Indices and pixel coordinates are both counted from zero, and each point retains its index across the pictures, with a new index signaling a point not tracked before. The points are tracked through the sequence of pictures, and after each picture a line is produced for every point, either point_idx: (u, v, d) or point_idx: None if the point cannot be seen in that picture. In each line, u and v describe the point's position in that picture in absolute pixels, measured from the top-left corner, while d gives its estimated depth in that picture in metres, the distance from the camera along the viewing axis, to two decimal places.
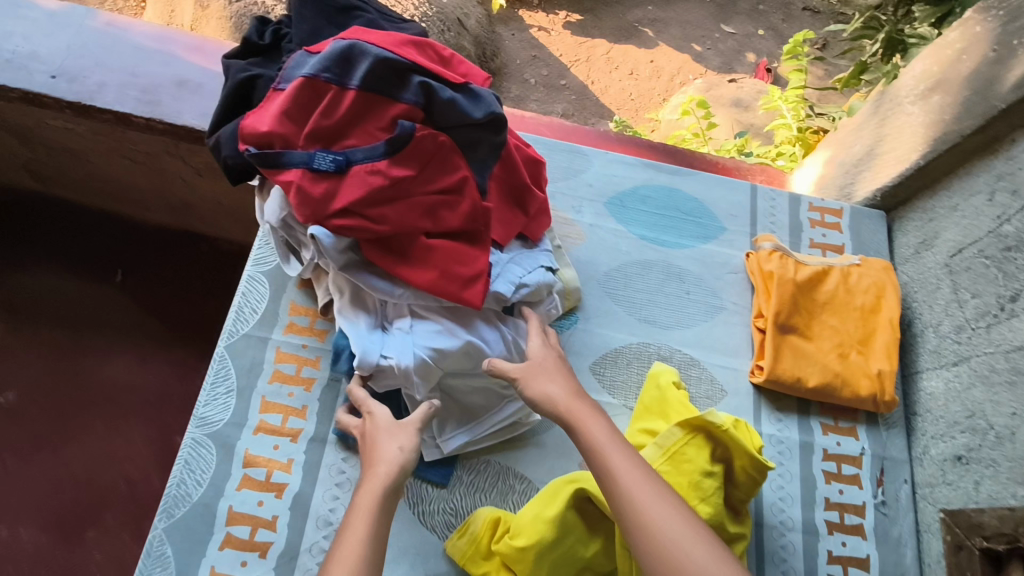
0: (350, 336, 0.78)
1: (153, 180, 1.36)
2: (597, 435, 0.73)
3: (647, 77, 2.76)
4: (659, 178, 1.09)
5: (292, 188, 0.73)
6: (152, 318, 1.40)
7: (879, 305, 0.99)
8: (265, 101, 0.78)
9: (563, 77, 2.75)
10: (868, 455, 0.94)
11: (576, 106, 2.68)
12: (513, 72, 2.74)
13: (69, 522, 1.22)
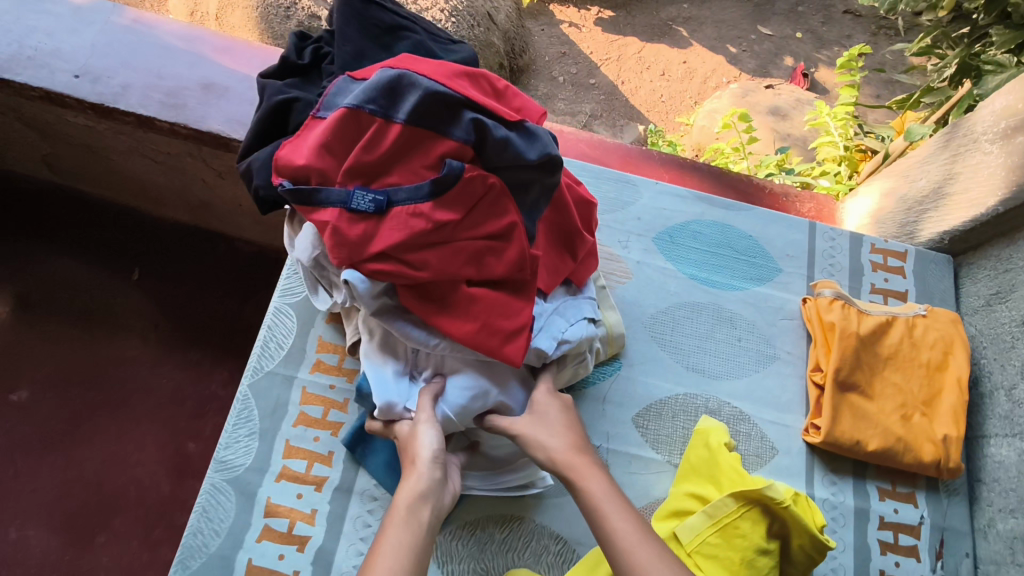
0: (373, 383, 0.74)
1: (172, 179, 1.29)
2: (600, 500, 0.67)
3: (680, 78, 2.67)
4: (712, 213, 1.02)
5: (327, 229, 0.67)
6: (167, 319, 1.34)
7: (946, 362, 0.92)
8: (305, 129, 0.72)
9: (593, 75, 2.67)
10: (927, 525, 0.87)
11: (605, 106, 2.60)
12: (541, 69, 2.65)
13: (79, 523, 1.17)
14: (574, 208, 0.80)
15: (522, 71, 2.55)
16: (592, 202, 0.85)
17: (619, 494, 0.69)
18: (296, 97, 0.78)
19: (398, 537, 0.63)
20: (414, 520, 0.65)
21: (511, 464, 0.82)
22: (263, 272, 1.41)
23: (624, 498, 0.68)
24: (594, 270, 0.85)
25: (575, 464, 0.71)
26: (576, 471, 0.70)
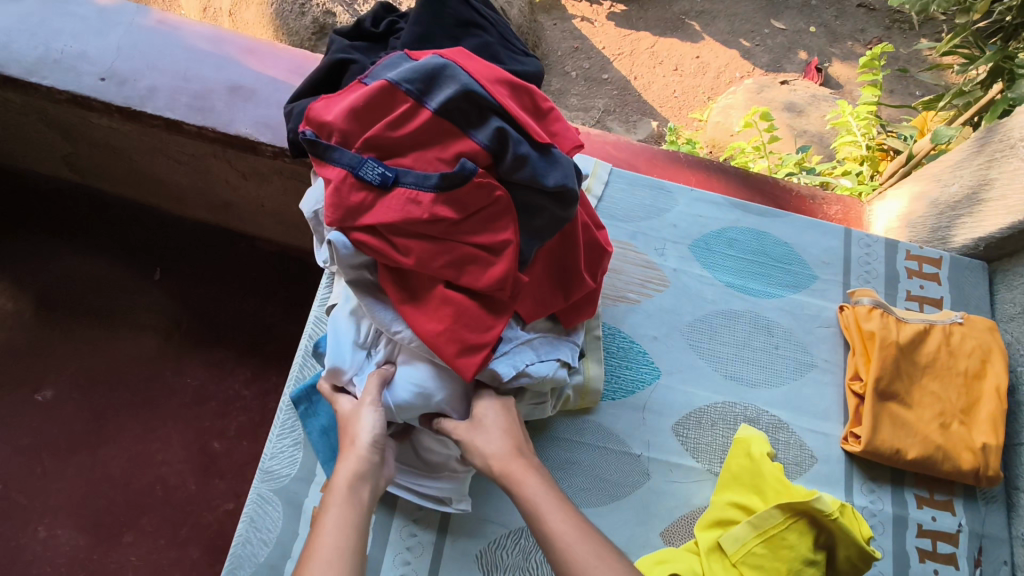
0: (329, 343, 0.76)
1: (196, 180, 1.29)
2: (535, 500, 0.68)
3: (693, 73, 2.65)
4: (747, 219, 1.02)
5: (330, 186, 0.70)
6: (191, 320, 1.34)
7: (984, 370, 0.92)
8: (347, 89, 0.73)
9: (605, 70, 2.66)
10: (964, 532, 0.88)
11: (618, 101, 2.59)
12: (553, 64, 2.64)
13: (105, 524, 1.18)
14: (583, 250, 0.79)
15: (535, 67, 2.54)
16: (607, 250, 0.82)
17: (557, 494, 0.69)
18: (355, 60, 0.78)
19: (335, 522, 0.63)
20: (351, 505, 0.65)
21: (440, 472, 0.81)
22: (286, 272, 1.40)
23: (559, 497, 0.69)
24: (588, 317, 0.83)
25: (512, 466, 0.71)
26: (513, 474, 0.70)
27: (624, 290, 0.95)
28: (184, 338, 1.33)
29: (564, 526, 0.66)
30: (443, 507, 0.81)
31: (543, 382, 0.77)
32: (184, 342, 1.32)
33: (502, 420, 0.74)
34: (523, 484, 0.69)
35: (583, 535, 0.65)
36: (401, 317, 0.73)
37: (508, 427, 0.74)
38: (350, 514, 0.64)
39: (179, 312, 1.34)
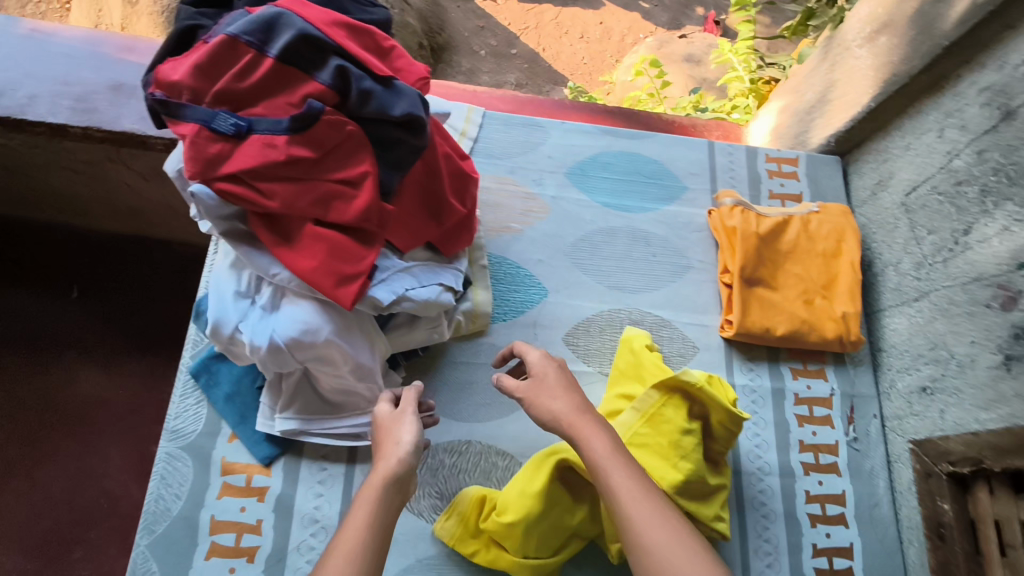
0: (212, 299, 0.76)
1: (98, 188, 1.22)
2: (600, 458, 0.67)
3: (598, 40, 2.70)
4: (618, 143, 1.07)
5: (186, 142, 0.71)
6: (115, 332, 1.25)
7: (840, 250, 1.01)
8: (192, 50, 0.74)
9: (513, 45, 2.65)
10: (837, 395, 0.97)
11: (527, 75, 2.62)
12: (462, 43, 2.58)
13: (51, 547, 1.10)
14: (447, 178, 0.82)
15: (442, 49, 2.54)
16: (473, 175, 0.86)
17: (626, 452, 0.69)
18: (204, 25, 0.79)
19: (371, 511, 0.64)
20: (390, 495, 0.66)
21: (346, 411, 0.84)
22: (202, 269, 1.41)
23: (628, 455, 0.68)
24: (467, 244, 0.88)
25: (579, 426, 0.70)
26: (581, 432, 0.70)
27: (507, 221, 1.00)
28: (109, 350, 1.25)
29: (629, 485, 0.65)
30: (358, 442, 0.84)
31: (427, 306, 0.82)
32: (107, 351, 1.25)
33: (556, 375, 0.77)
34: (590, 442, 0.69)
35: (645, 492, 0.65)
36: (278, 260, 0.75)
37: (570, 386, 0.75)
38: (384, 506, 0.65)
39: (98, 326, 1.25)
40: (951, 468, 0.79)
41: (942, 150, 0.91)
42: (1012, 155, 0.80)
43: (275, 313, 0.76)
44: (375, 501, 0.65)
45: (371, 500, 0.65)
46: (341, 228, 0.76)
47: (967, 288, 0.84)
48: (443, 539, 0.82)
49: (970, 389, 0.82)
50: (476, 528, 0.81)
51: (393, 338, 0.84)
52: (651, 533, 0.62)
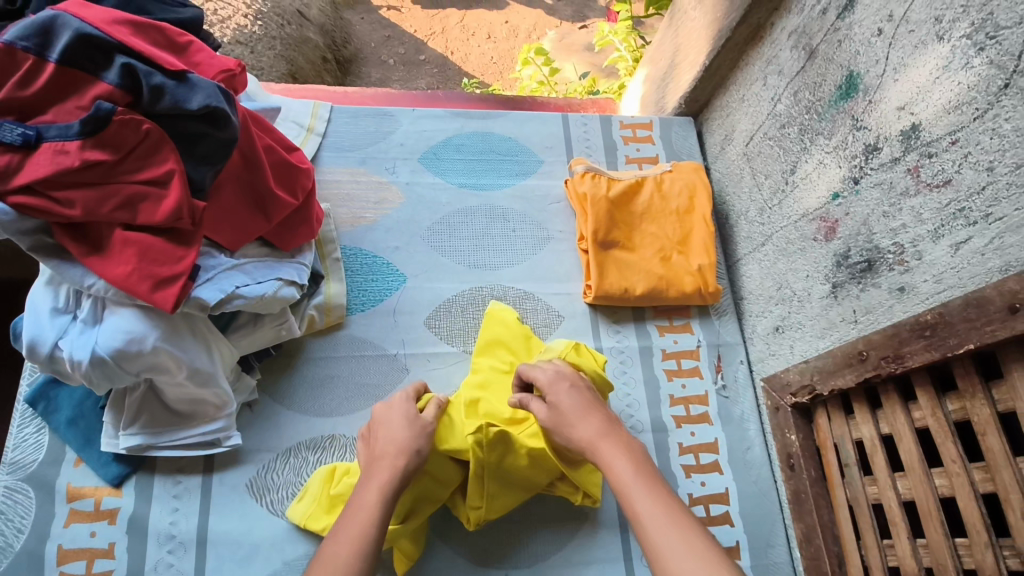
0: (26, 320, 0.72)
1: None
2: (625, 481, 0.65)
3: (505, 37, 2.31)
4: (471, 125, 1.09)
5: None
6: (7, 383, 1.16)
7: (692, 206, 1.03)
8: None
9: (422, 51, 2.28)
10: (704, 346, 0.98)
11: (441, 79, 2.24)
12: (369, 56, 2.23)
13: None
14: (270, 170, 0.83)
15: (351, 62, 2.17)
16: (304, 166, 0.88)
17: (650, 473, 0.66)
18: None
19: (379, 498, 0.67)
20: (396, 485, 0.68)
21: (197, 419, 0.80)
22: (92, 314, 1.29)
23: (654, 478, 0.66)
24: (309, 239, 0.88)
25: (600, 446, 0.68)
26: (603, 454, 0.68)
27: (360, 211, 1.00)
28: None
29: (653, 506, 0.62)
30: (213, 450, 0.80)
31: (264, 302, 0.80)
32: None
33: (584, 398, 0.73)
34: (613, 466, 0.66)
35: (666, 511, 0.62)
36: (91, 270, 0.72)
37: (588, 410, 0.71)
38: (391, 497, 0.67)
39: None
40: (793, 400, 0.82)
41: (768, 96, 0.94)
42: (817, 92, 0.82)
43: (96, 325, 0.72)
44: (382, 492, 0.67)
45: (376, 492, 0.67)
46: (154, 230, 0.74)
47: (798, 226, 0.87)
48: (295, 521, 0.78)
49: (810, 322, 0.84)
50: (329, 503, 0.77)
51: (237, 340, 0.82)
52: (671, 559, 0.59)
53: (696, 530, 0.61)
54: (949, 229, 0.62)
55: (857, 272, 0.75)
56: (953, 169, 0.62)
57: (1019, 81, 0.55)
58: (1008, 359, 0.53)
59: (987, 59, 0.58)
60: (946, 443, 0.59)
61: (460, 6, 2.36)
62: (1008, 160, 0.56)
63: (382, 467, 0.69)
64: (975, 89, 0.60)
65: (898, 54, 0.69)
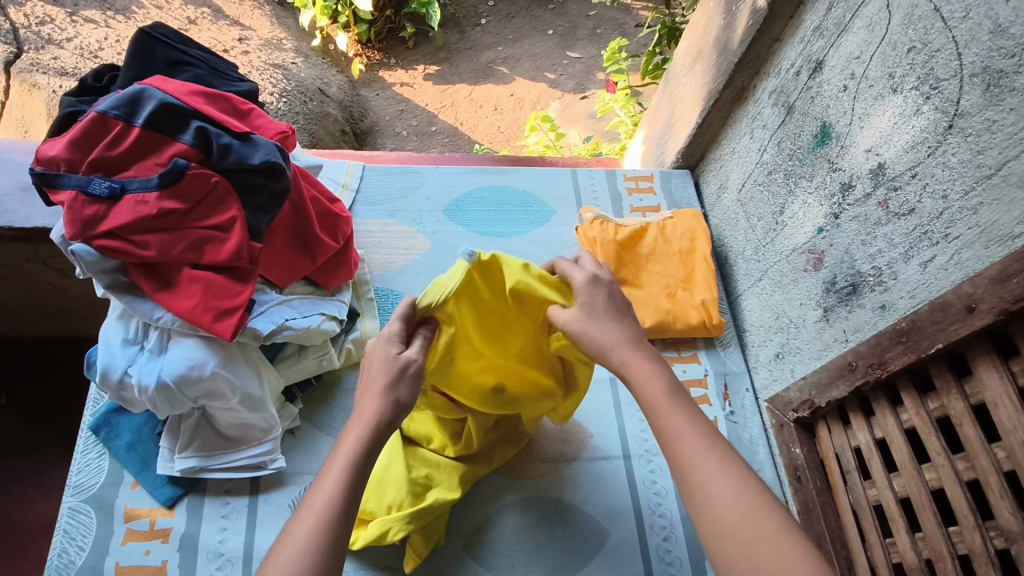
0: (101, 349, 0.81)
1: (22, 293, 1.18)
2: (658, 405, 0.63)
3: (512, 108, 2.48)
4: (488, 180, 1.21)
5: (64, 207, 0.78)
6: (49, 431, 1.22)
7: (693, 247, 1.12)
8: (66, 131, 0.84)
9: (433, 123, 2.45)
10: (711, 374, 1.03)
11: (451, 148, 2.39)
12: (384, 128, 2.41)
13: None
14: (315, 218, 0.94)
15: (366, 134, 2.34)
16: (344, 215, 0.99)
17: (677, 398, 0.64)
18: (85, 110, 0.86)
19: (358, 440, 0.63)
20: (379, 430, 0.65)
21: (246, 443, 0.87)
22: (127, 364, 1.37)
23: (682, 398, 0.64)
24: (345, 279, 0.98)
25: (633, 364, 0.66)
26: (634, 371, 0.66)
27: (391, 257, 1.10)
28: (40, 450, 1.21)
29: (685, 427, 0.62)
30: (259, 472, 0.86)
31: (308, 334, 0.88)
32: (38, 454, 1.20)
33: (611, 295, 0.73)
34: (645, 383, 0.65)
35: (684, 434, 0.61)
36: (160, 305, 0.81)
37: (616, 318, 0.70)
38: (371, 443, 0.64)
39: (29, 427, 1.22)
40: (795, 415, 0.89)
41: (755, 148, 1.05)
42: (797, 141, 0.93)
43: (162, 355, 0.80)
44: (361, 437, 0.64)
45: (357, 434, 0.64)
46: (216, 269, 0.83)
47: (790, 259, 0.96)
48: None
49: (806, 346, 0.91)
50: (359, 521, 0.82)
51: (282, 369, 0.90)
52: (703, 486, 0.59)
53: (729, 453, 0.61)
54: (917, 250, 0.72)
55: (843, 296, 0.83)
56: (916, 200, 0.72)
57: (961, 123, 0.66)
58: (975, 358, 0.62)
59: (933, 106, 0.69)
60: (931, 438, 0.66)
61: (468, 82, 2.56)
62: (959, 188, 0.66)
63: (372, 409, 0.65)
64: (926, 132, 0.71)
65: (862, 105, 0.80)
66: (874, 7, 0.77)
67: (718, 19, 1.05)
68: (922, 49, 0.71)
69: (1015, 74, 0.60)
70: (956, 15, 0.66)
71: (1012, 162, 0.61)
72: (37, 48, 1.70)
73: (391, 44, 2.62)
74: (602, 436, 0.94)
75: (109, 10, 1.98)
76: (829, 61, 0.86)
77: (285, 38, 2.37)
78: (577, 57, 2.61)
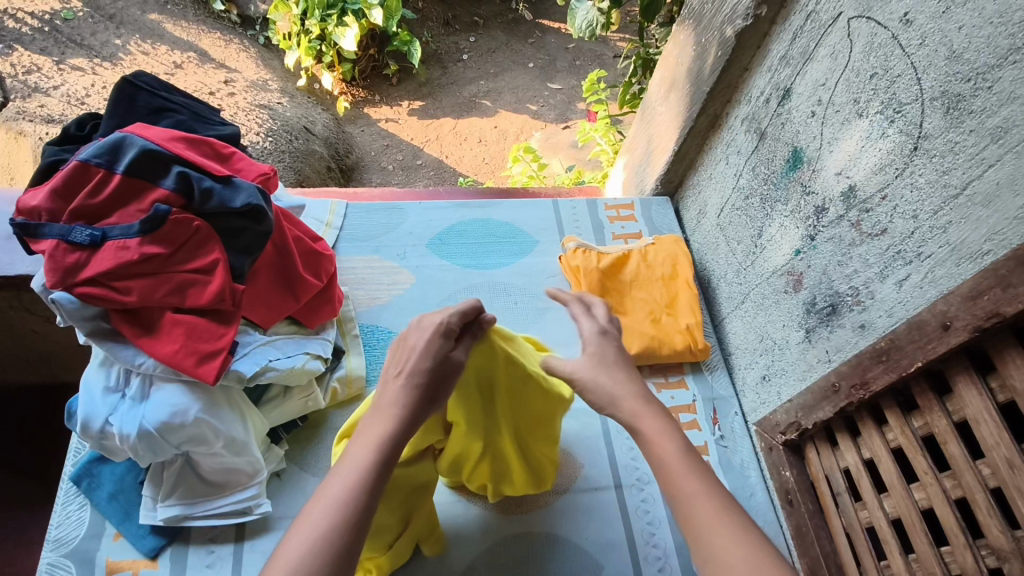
0: (81, 398, 0.79)
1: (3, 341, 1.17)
2: (672, 469, 0.61)
3: (496, 140, 2.51)
4: (471, 214, 1.22)
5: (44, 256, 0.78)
6: (31, 482, 1.20)
7: (676, 272, 1.13)
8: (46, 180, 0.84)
9: (419, 157, 2.46)
10: (699, 400, 1.02)
11: (437, 180, 2.39)
12: (370, 164, 2.42)
13: None
14: (298, 258, 0.95)
15: (352, 170, 2.35)
16: (327, 253, 1.00)
17: (691, 458, 0.62)
18: (67, 159, 0.87)
19: (362, 472, 0.58)
20: (376, 471, 0.59)
21: (230, 489, 0.85)
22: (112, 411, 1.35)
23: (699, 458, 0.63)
24: (329, 318, 0.98)
25: (643, 425, 0.65)
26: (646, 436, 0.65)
27: (376, 293, 1.10)
28: (21, 504, 1.17)
29: (702, 489, 0.59)
30: (244, 518, 0.84)
31: (293, 375, 0.88)
32: (19, 506, 1.17)
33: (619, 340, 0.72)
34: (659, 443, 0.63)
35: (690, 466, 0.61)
36: (142, 350, 0.80)
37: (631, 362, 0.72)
38: (365, 493, 0.57)
39: (13, 478, 1.19)
40: (784, 437, 0.89)
41: (732, 173, 1.07)
42: (771, 166, 0.95)
43: (144, 401, 0.79)
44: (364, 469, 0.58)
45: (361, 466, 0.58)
46: (199, 313, 0.83)
47: (771, 280, 0.96)
48: None
49: (792, 367, 0.91)
50: None
51: (267, 410, 0.89)
52: (714, 544, 0.56)
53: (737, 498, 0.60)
54: (892, 269, 0.73)
55: (824, 316, 0.84)
56: (887, 220, 0.73)
57: (925, 144, 0.68)
58: (954, 375, 0.62)
59: (897, 129, 0.71)
60: (918, 458, 0.66)
61: (452, 116, 2.60)
62: (927, 208, 0.68)
63: (358, 456, 0.59)
64: (892, 153, 0.72)
65: (830, 130, 0.82)
66: (836, 36, 0.80)
67: (689, 50, 1.08)
68: (884, 75, 0.73)
69: (972, 97, 0.62)
70: (913, 42, 0.68)
71: (976, 181, 0.62)
72: (23, 96, 1.71)
73: (375, 81, 2.67)
74: (593, 467, 0.94)
75: (95, 57, 2.01)
76: (796, 88, 0.88)
77: (271, 78, 2.41)
78: (558, 89, 2.67)
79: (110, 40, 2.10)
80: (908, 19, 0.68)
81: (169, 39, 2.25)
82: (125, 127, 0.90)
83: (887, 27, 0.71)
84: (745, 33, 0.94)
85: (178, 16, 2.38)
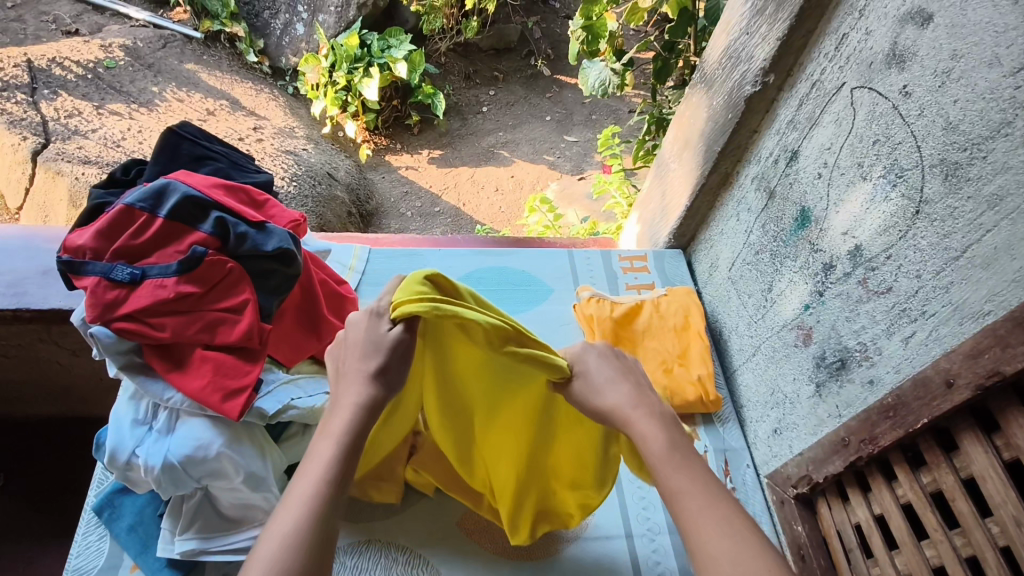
0: (110, 430, 0.82)
1: (31, 372, 1.21)
2: (660, 459, 0.65)
3: (512, 189, 2.57)
4: (488, 261, 1.27)
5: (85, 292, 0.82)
6: (47, 514, 1.21)
7: (688, 323, 1.15)
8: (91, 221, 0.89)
9: (436, 204, 2.52)
10: (711, 451, 1.03)
11: (452, 228, 2.43)
12: (389, 210, 2.49)
13: None
14: (322, 299, 0.99)
15: (372, 215, 2.41)
16: (349, 296, 1.05)
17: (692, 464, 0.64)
18: (111, 201, 0.92)
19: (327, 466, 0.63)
20: (343, 460, 0.64)
21: (247, 525, 0.86)
22: None
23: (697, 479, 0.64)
24: None
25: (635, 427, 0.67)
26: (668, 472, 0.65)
27: None
28: (33, 537, 1.19)
29: (687, 486, 0.63)
30: None
31: (314, 413, 0.90)
32: (32, 538, 1.19)
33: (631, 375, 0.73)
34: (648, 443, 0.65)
35: (703, 499, 0.62)
36: (171, 385, 0.83)
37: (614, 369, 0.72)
38: (331, 487, 0.62)
39: (26, 509, 1.21)
40: (796, 491, 0.89)
41: (742, 230, 1.10)
42: (779, 224, 0.99)
43: (170, 435, 0.82)
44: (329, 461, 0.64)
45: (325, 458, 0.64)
46: (228, 350, 0.87)
47: (781, 334, 0.99)
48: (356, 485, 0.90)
49: (803, 421, 0.92)
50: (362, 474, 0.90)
51: (286, 447, 0.91)
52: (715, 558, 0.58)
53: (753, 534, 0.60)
54: (898, 326, 0.75)
55: (833, 371, 0.86)
56: (892, 278, 0.76)
57: (926, 209, 0.71)
58: (960, 433, 0.64)
59: (899, 193, 0.75)
60: (927, 514, 0.67)
61: (470, 165, 2.69)
62: (930, 269, 0.71)
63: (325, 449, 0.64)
64: (895, 217, 0.76)
65: (835, 191, 0.86)
66: (839, 104, 0.84)
67: (701, 112, 1.13)
68: (885, 142, 0.77)
69: (969, 165, 0.65)
70: (912, 113, 0.72)
71: (975, 245, 0.65)
72: (63, 139, 1.80)
73: (397, 131, 2.77)
74: (603, 515, 0.94)
75: (133, 103, 2.12)
76: (803, 151, 0.93)
77: (297, 126, 2.51)
78: (574, 141, 2.76)
79: (148, 87, 2.22)
80: (907, 91, 0.72)
81: (204, 88, 2.38)
82: (168, 173, 0.96)
83: (888, 97, 0.75)
84: (754, 98, 0.99)
85: (212, 67, 2.52)
